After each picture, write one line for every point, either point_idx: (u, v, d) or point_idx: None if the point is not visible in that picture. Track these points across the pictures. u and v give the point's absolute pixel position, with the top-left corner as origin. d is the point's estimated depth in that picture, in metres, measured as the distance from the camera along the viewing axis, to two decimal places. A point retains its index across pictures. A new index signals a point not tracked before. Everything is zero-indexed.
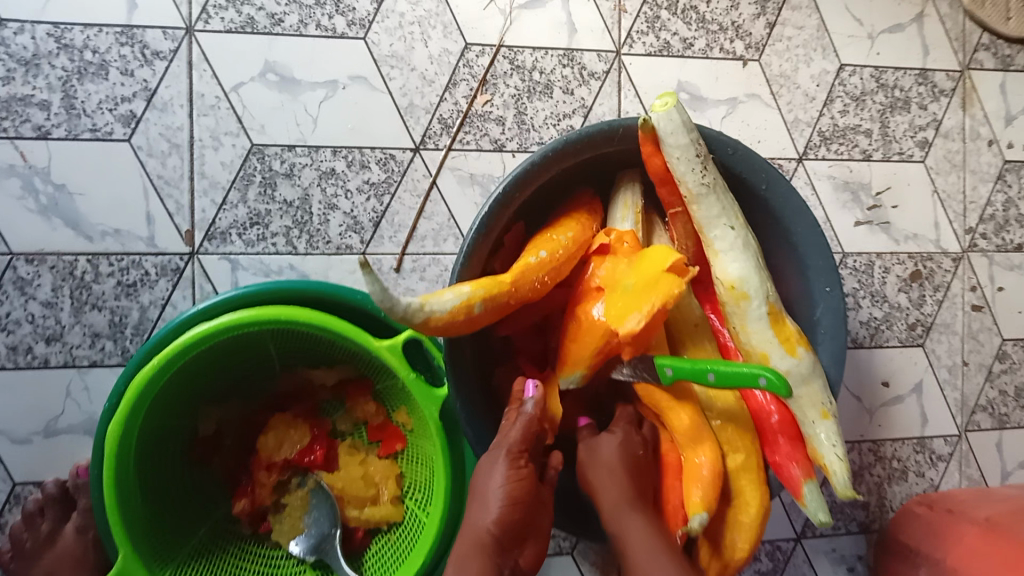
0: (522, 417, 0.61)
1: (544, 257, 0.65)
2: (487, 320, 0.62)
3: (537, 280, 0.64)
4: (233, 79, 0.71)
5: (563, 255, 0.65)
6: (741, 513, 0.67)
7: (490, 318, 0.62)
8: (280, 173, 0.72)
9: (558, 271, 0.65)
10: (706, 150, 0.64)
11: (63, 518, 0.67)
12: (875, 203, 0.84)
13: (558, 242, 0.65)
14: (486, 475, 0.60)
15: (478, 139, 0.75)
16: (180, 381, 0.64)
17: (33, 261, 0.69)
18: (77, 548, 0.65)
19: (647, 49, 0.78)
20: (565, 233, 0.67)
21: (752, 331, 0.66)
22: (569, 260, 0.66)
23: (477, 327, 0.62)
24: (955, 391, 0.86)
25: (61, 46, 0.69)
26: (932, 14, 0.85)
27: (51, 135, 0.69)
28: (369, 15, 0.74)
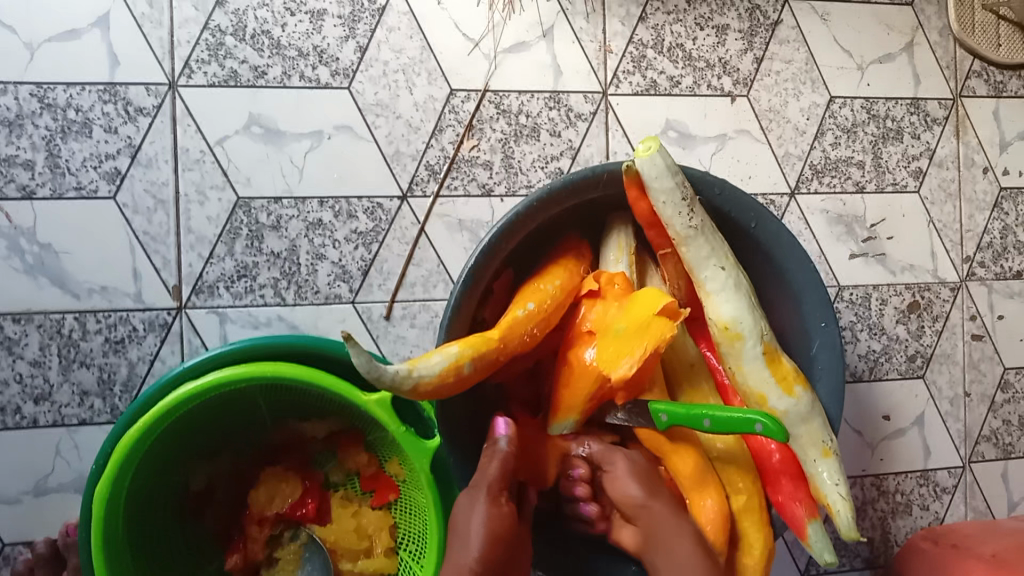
0: (497, 454, 0.61)
1: (533, 308, 0.65)
2: (477, 376, 0.62)
3: (528, 333, 0.64)
4: (217, 133, 0.71)
5: (552, 304, 0.66)
6: (744, 556, 0.68)
7: (479, 375, 0.62)
8: (267, 226, 0.71)
9: (549, 322, 0.66)
10: (692, 193, 0.64)
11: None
12: (871, 234, 0.83)
13: (546, 292, 0.66)
14: (466, 513, 0.59)
15: (466, 184, 0.75)
16: (169, 439, 0.64)
17: (20, 320, 0.68)
18: None
19: (634, 88, 0.78)
20: (552, 281, 0.67)
21: (749, 371, 0.65)
22: (558, 310, 0.66)
23: (466, 385, 0.61)
24: (958, 422, 0.85)
25: (44, 106, 0.69)
26: (922, 43, 0.84)
27: (36, 195, 0.69)
28: (352, 64, 0.73)
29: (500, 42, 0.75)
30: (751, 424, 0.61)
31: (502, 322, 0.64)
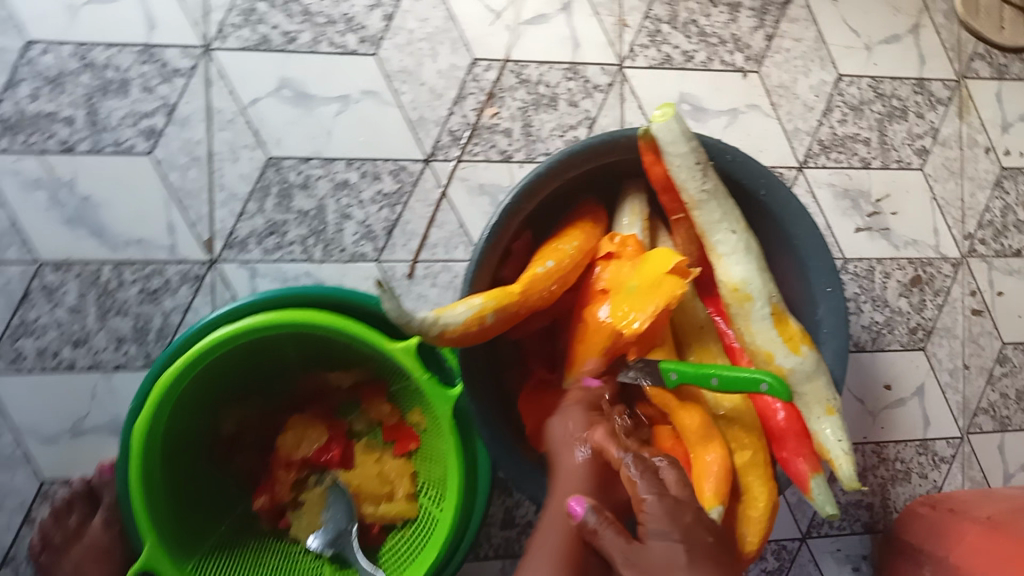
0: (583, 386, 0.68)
1: (552, 265, 0.68)
2: (500, 327, 0.64)
3: (547, 288, 0.67)
4: (250, 94, 0.74)
5: (570, 263, 0.69)
6: (750, 508, 0.68)
7: (501, 326, 0.65)
8: (296, 185, 0.75)
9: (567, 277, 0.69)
10: (706, 158, 0.66)
11: (90, 512, 0.70)
12: (875, 209, 0.86)
13: (564, 251, 0.68)
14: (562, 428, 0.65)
15: (486, 150, 0.78)
16: (203, 383, 0.67)
17: (60, 269, 0.72)
18: (104, 540, 0.68)
19: (649, 62, 0.81)
20: (570, 242, 0.70)
21: (757, 332, 0.68)
22: (575, 268, 0.69)
23: (489, 334, 0.64)
24: (957, 394, 0.87)
25: (85, 65, 0.72)
26: (928, 25, 0.87)
27: (75, 149, 0.72)
28: (379, 33, 0.76)
29: (522, 14, 0.79)
30: (759, 384, 0.64)
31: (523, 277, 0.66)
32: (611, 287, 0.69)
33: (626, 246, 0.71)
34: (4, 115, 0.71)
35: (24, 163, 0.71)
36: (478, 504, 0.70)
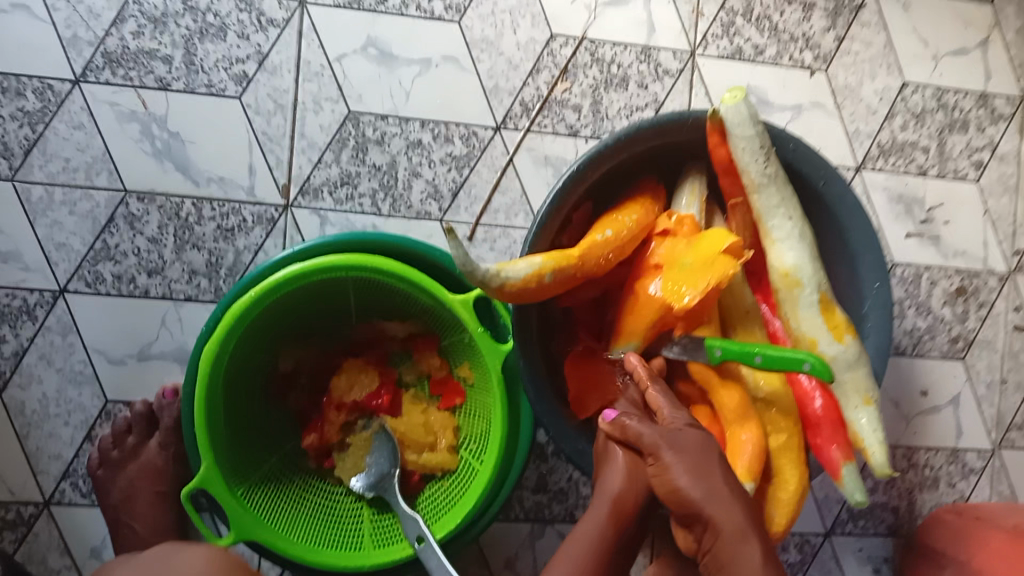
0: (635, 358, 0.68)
1: (610, 235, 0.70)
2: (555, 288, 0.67)
3: (604, 256, 0.70)
4: (337, 50, 0.77)
5: (627, 235, 0.71)
6: (779, 490, 0.71)
7: (557, 288, 0.67)
8: (372, 140, 0.78)
9: (623, 248, 0.71)
10: (771, 144, 0.69)
11: (147, 433, 0.74)
12: (927, 217, 0.87)
13: (623, 223, 0.71)
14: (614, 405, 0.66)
15: (555, 124, 0.81)
16: (270, 317, 0.71)
17: (144, 199, 0.75)
18: (159, 460, 0.74)
19: (721, 52, 0.83)
20: (630, 216, 0.72)
21: (803, 318, 0.71)
22: (632, 241, 0.72)
23: (544, 294, 0.67)
24: (991, 407, 0.89)
25: (187, 7, 0.76)
26: (997, 40, 0.88)
27: (170, 87, 0.76)
28: (465, 1, 0.79)
29: None
30: (801, 364, 0.66)
31: (581, 243, 0.69)
32: (665, 262, 0.72)
33: (684, 225, 0.73)
34: (108, 49, 0.75)
35: (122, 96, 0.75)
36: (513, 468, 0.72)
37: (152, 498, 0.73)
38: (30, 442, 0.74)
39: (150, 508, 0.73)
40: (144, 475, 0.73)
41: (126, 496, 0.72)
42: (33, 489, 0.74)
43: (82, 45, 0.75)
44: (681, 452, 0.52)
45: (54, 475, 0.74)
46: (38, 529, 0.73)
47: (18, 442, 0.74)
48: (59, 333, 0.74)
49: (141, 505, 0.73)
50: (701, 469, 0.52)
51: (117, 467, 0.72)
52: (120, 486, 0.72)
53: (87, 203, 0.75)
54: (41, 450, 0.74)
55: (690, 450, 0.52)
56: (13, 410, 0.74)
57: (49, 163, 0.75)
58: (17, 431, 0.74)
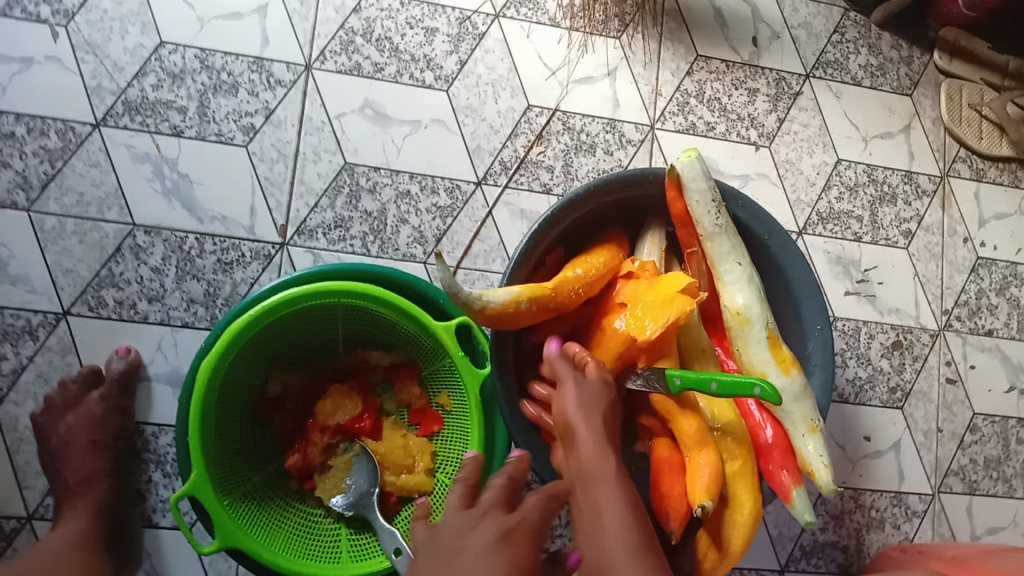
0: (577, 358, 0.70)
1: (580, 272, 0.78)
2: (530, 316, 0.74)
3: (574, 291, 0.76)
4: (338, 108, 0.86)
5: (595, 274, 0.78)
6: (737, 514, 0.76)
7: (531, 316, 0.74)
8: (365, 188, 0.86)
9: (590, 284, 0.78)
10: (721, 196, 0.78)
11: (90, 386, 0.78)
12: (864, 277, 0.97)
13: (592, 263, 0.78)
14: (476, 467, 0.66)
15: (530, 181, 0.90)
16: (261, 341, 0.76)
17: (150, 233, 0.82)
18: (98, 410, 0.76)
19: (676, 126, 0.94)
20: (598, 258, 0.80)
21: (753, 352, 0.78)
22: (600, 279, 0.79)
23: (522, 320, 0.73)
24: (930, 453, 0.95)
25: (204, 66, 0.85)
26: (917, 127, 1.01)
27: (184, 134, 0.83)
28: (452, 74, 0.90)
29: (573, 74, 0.92)
30: (752, 388, 0.72)
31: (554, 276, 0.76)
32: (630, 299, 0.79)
33: (646, 269, 0.81)
34: (128, 97, 0.83)
35: (137, 139, 0.83)
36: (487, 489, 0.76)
37: (86, 448, 0.75)
38: (19, 456, 0.78)
39: (82, 456, 0.75)
40: (81, 425, 0.76)
41: (65, 442, 0.76)
42: (17, 505, 0.77)
43: (105, 94, 0.83)
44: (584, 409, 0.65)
45: (40, 490, 0.77)
46: (18, 543, 0.76)
47: (7, 457, 0.78)
48: (58, 353, 0.79)
49: (76, 452, 0.75)
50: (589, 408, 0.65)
51: (73, 462, 0.75)
52: (62, 427, 0.76)
53: (97, 234, 0.81)
54: (29, 465, 0.78)
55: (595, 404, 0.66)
56: (6, 426, 0.78)
57: (64, 197, 0.81)
58: (7, 447, 0.78)
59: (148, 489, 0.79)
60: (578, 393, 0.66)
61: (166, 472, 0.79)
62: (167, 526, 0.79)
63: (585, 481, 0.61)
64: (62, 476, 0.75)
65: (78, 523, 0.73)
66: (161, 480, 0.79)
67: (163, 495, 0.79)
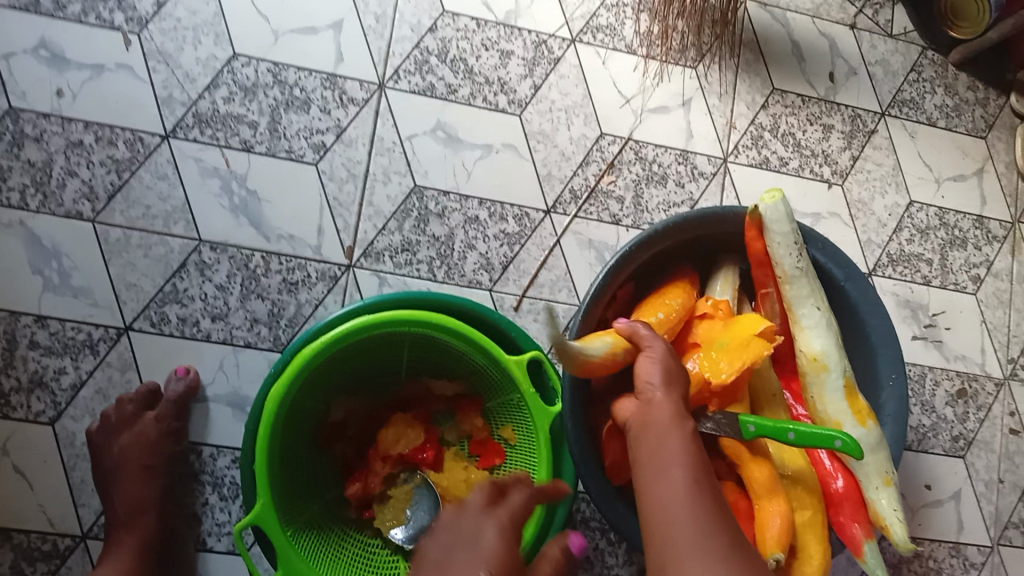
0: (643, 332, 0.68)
1: (660, 317, 0.76)
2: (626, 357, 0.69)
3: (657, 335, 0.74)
4: (409, 129, 0.85)
5: (674, 318, 0.77)
6: (804, 565, 0.74)
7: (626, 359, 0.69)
8: (433, 213, 0.84)
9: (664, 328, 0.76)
10: (802, 239, 0.76)
11: (146, 406, 0.75)
12: (931, 322, 0.95)
13: (672, 306, 0.77)
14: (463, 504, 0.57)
15: (599, 212, 0.88)
16: (328, 367, 0.74)
17: (217, 249, 0.80)
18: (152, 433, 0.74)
19: (750, 160, 0.92)
20: (675, 301, 0.78)
21: (829, 401, 0.76)
22: (676, 321, 0.78)
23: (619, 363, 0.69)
24: (990, 504, 0.93)
25: (276, 81, 0.83)
26: (990, 171, 0.99)
27: (254, 149, 0.82)
28: (526, 98, 0.88)
29: (648, 103, 0.90)
30: (833, 441, 0.70)
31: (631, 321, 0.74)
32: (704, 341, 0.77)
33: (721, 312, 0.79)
34: (199, 110, 0.81)
35: (207, 153, 0.81)
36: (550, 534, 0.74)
37: (138, 473, 0.73)
38: (75, 474, 0.75)
39: (134, 481, 0.73)
40: (134, 447, 0.73)
41: (118, 464, 0.73)
42: (72, 523, 0.75)
43: (175, 105, 0.81)
44: (668, 382, 0.63)
45: (95, 509, 0.75)
46: (72, 562, 0.74)
47: (64, 473, 0.75)
48: (118, 369, 0.77)
49: (127, 477, 0.73)
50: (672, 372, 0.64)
51: (123, 488, 0.73)
52: (115, 449, 0.73)
53: (162, 248, 0.79)
54: (84, 483, 0.75)
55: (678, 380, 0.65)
56: (62, 441, 0.76)
57: (130, 209, 0.79)
58: (64, 461, 0.75)
59: (203, 512, 0.76)
60: (666, 363, 0.64)
61: (222, 495, 0.77)
62: (221, 551, 0.76)
63: (648, 430, 0.61)
64: (112, 499, 0.73)
65: (125, 555, 0.71)
66: (218, 503, 0.77)
67: (219, 518, 0.76)
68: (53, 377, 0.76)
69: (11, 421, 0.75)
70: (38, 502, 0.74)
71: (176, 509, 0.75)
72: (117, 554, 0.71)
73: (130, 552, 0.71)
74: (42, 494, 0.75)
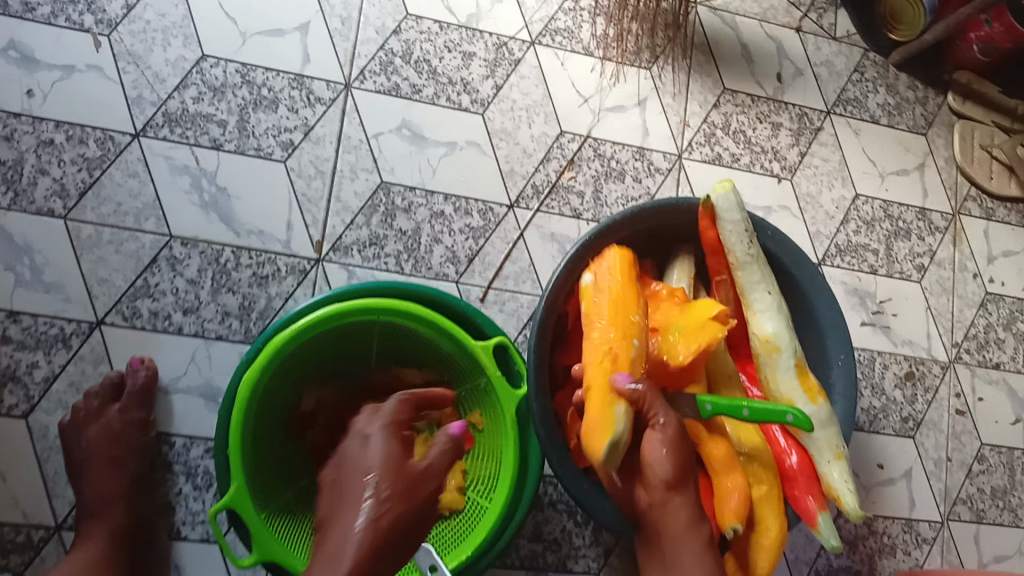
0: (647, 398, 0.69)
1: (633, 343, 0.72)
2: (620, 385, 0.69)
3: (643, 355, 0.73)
4: (375, 128, 0.88)
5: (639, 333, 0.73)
6: (762, 537, 0.77)
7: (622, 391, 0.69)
8: (400, 208, 0.87)
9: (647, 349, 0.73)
10: (753, 227, 0.80)
11: (112, 398, 0.76)
12: (879, 309, 0.99)
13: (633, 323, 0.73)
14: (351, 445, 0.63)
15: (561, 206, 0.91)
16: (299, 356, 0.76)
17: (187, 244, 0.82)
18: (122, 424, 0.75)
19: (703, 157, 0.96)
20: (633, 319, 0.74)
21: (781, 380, 0.80)
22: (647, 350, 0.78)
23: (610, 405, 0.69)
24: (940, 482, 0.97)
25: (245, 81, 0.85)
26: (931, 165, 1.04)
27: (223, 147, 0.84)
28: (488, 98, 0.91)
29: (605, 102, 0.94)
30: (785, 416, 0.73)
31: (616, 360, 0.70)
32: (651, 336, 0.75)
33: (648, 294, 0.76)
34: (169, 109, 0.83)
35: (177, 151, 0.83)
36: (516, 517, 0.76)
37: (106, 464, 0.74)
38: (49, 466, 0.76)
39: (102, 473, 0.73)
40: (102, 439, 0.74)
41: (87, 457, 0.74)
42: (46, 514, 0.75)
43: (146, 105, 0.83)
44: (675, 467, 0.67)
45: (69, 500, 0.76)
46: (46, 553, 0.74)
47: (37, 465, 0.76)
48: (91, 362, 0.78)
49: (95, 469, 0.73)
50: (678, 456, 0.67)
51: (91, 480, 0.73)
52: (86, 441, 0.74)
53: (133, 244, 0.81)
54: (58, 475, 0.76)
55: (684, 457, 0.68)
56: (35, 434, 0.76)
57: (101, 206, 0.81)
58: (37, 454, 0.76)
59: (176, 502, 0.77)
60: (671, 448, 0.67)
61: (196, 484, 0.78)
62: (195, 540, 0.77)
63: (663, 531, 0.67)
64: (82, 491, 0.73)
65: (97, 545, 0.71)
66: (191, 492, 0.78)
67: (193, 507, 0.77)
68: (25, 371, 0.77)
69: None
70: (11, 495, 0.75)
71: (148, 498, 0.76)
72: (88, 542, 0.71)
73: (101, 540, 0.72)
74: (15, 487, 0.75)
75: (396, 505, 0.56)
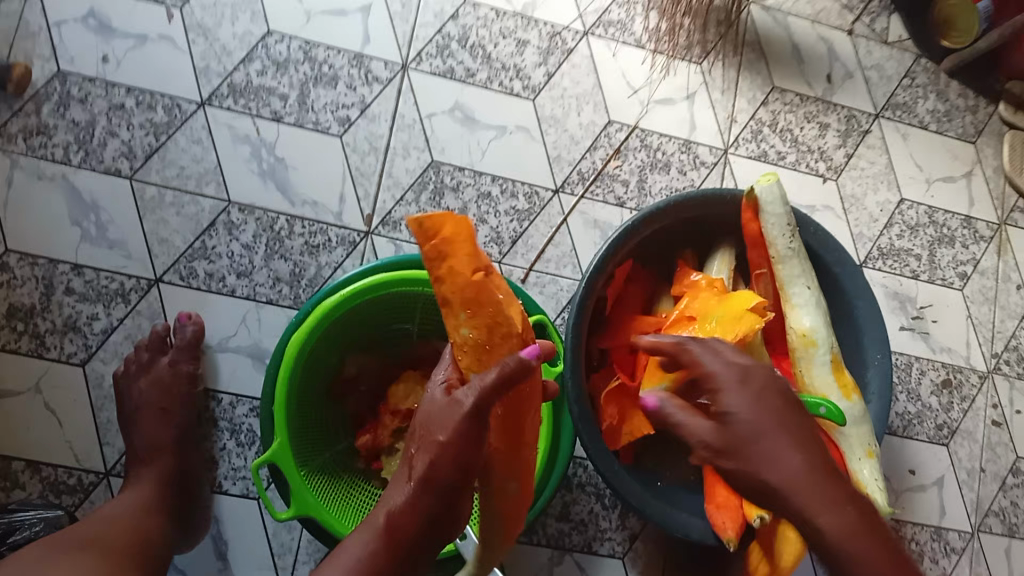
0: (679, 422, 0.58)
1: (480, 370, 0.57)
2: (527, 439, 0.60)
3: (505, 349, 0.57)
4: (429, 109, 0.90)
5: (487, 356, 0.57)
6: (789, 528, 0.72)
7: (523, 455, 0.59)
8: (448, 186, 0.89)
9: (501, 352, 0.57)
10: (795, 222, 0.80)
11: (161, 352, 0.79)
12: (919, 314, 0.99)
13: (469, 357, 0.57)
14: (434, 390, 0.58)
15: (605, 194, 0.93)
16: (342, 324, 0.77)
17: (244, 211, 0.85)
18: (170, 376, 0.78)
19: (749, 153, 0.97)
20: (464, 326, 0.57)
21: (816, 374, 0.80)
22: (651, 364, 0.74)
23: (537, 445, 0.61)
24: (972, 492, 0.96)
25: (306, 58, 0.89)
26: (979, 174, 1.04)
27: (283, 120, 0.87)
28: (540, 84, 0.93)
29: (654, 94, 0.96)
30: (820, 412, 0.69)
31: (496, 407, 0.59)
32: (489, 327, 0.57)
33: (454, 286, 0.57)
34: (233, 81, 0.87)
35: (239, 121, 0.86)
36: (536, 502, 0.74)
37: (156, 414, 0.77)
38: (102, 414, 0.80)
39: (152, 421, 0.76)
40: (153, 390, 0.77)
41: (138, 406, 0.77)
42: (97, 459, 0.79)
43: (212, 75, 0.87)
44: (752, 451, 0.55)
45: (118, 449, 0.79)
46: (94, 497, 0.78)
47: (91, 412, 0.80)
48: (148, 318, 0.82)
49: (147, 418, 0.76)
50: (750, 437, 0.55)
51: (143, 428, 0.76)
52: (137, 392, 0.77)
53: (193, 207, 0.84)
54: (110, 423, 0.80)
55: (766, 419, 0.56)
56: (92, 381, 0.80)
57: (165, 169, 0.84)
58: (92, 402, 0.80)
59: (220, 456, 0.81)
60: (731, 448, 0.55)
61: (239, 441, 0.81)
62: (235, 494, 0.80)
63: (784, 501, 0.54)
64: (134, 438, 0.76)
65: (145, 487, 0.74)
66: (234, 448, 0.81)
67: (235, 463, 0.81)
68: (85, 322, 0.81)
69: (45, 360, 0.80)
70: (66, 438, 0.79)
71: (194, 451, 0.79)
72: (137, 486, 0.74)
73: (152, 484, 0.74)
74: (71, 430, 0.79)
75: (437, 452, 0.53)
